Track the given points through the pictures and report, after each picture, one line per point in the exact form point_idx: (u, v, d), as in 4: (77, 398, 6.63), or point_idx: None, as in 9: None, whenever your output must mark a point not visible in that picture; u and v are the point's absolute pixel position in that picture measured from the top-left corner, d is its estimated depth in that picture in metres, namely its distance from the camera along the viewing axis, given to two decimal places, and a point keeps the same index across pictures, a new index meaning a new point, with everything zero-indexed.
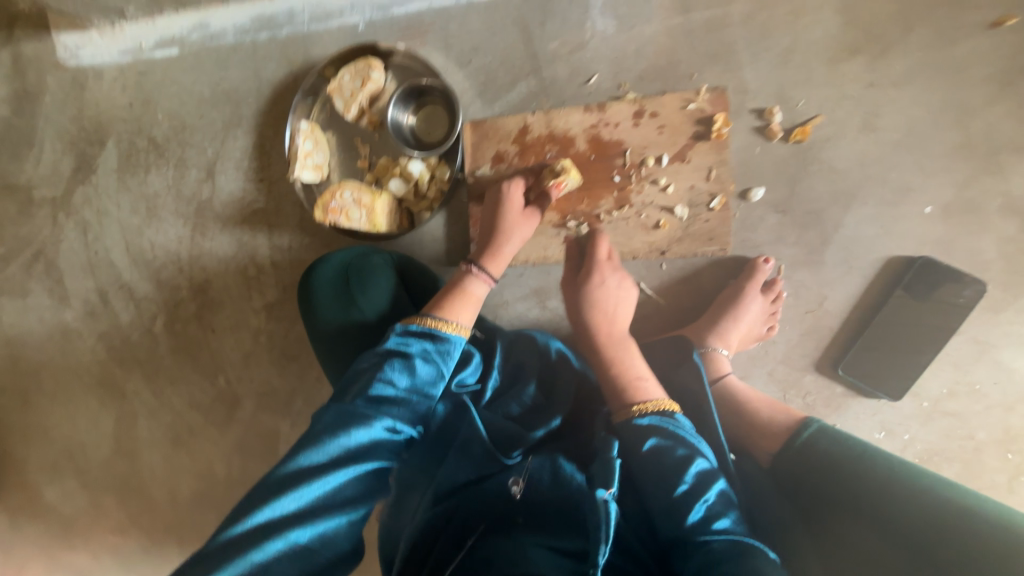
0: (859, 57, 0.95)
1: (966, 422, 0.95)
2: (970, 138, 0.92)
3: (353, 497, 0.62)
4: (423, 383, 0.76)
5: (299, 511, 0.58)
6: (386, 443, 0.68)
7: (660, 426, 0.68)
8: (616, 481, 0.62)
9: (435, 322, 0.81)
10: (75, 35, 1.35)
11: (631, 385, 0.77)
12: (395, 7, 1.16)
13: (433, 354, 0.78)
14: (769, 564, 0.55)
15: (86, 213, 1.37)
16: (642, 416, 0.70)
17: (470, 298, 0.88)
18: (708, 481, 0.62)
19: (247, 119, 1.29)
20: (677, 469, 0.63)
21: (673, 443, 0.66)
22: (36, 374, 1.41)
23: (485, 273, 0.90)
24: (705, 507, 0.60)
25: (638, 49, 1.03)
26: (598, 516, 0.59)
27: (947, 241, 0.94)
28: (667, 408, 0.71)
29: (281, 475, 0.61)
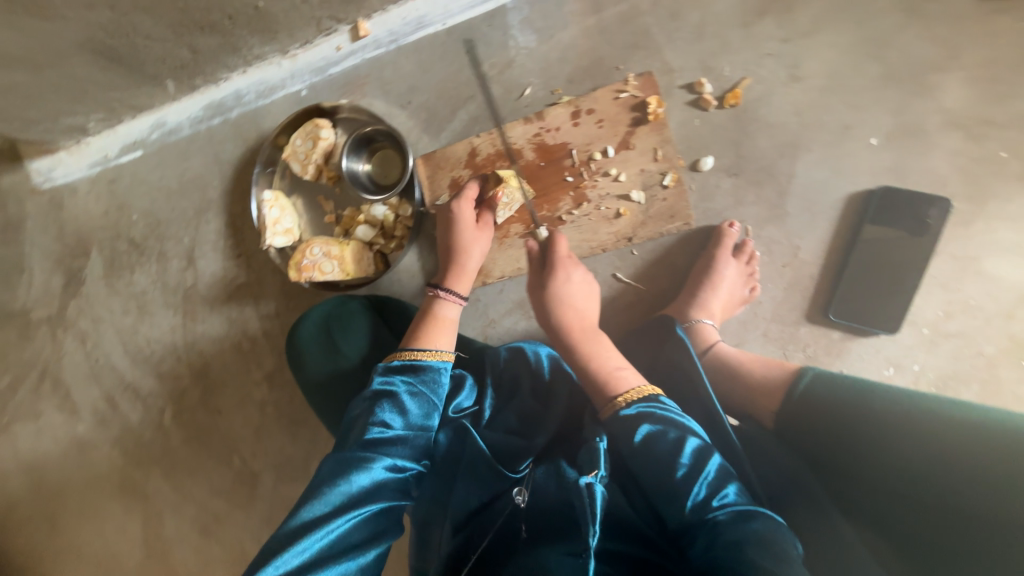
0: (768, 16, 0.98)
1: (971, 339, 0.94)
2: (894, 66, 0.95)
3: (362, 542, 0.61)
4: (418, 416, 0.76)
5: (306, 564, 0.57)
6: (389, 483, 0.67)
7: (648, 413, 0.70)
8: (602, 466, 0.66)
9: (414, 354, 0.82)
10: (45, 160, 1.43)
11: (610, 377, 0.79)
12: (331, 68, 1.22)
13: (421, 386, 0.78)
14: (774, 528, 0.56)
15: (82, 324, 1.41)
16: (628, 406, 0.72)
17: (445, 322, 0.90)
18: (706, 455, 0.63)
19: (216, 202, 1.34)
20: (672, 452, 0.64)
21: (663, 428, 0.67)
22: (58, 492, 1.41)
23: (453, 294, 0.93)
24: (706, 484, 0.61)
25: (562, 55, 1.07)
26: (586, 504, 0.61)
27: (900, 168, 0.95)
28: (650, 393, 0.73)
29: (286, 531, 0.60)
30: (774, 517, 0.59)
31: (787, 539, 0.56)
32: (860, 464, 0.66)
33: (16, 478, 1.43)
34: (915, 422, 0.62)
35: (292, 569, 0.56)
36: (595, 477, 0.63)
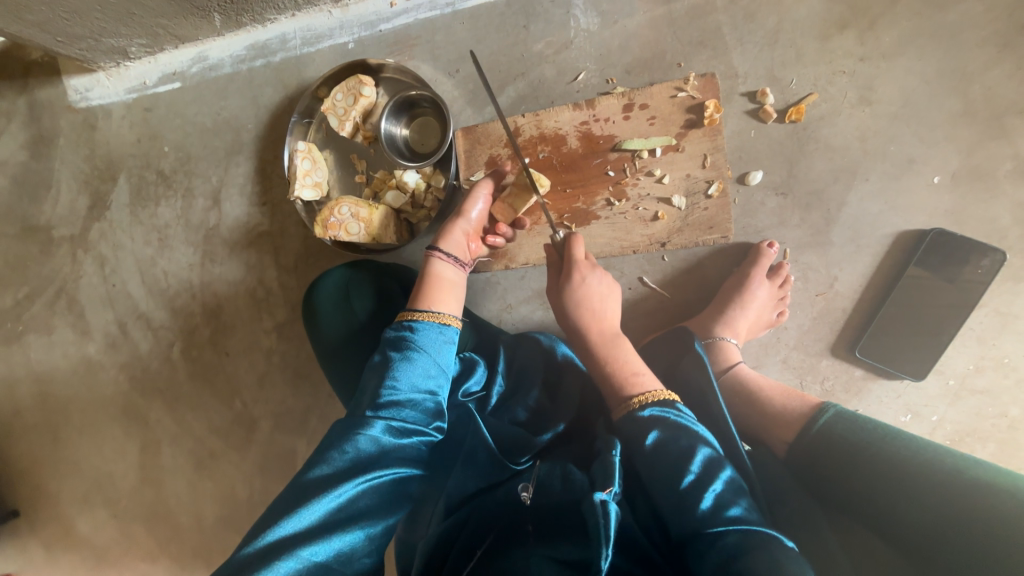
0: (848, 31, 0.93)
1: (997, 398, 0.92)
2: (974, 103, 0.90)
3: (371, 508, 0.60)
4: (428, 381, 0.73)
5: (314, 529, 0.56)
6: (398, 450, 0.66)
7: (662, 418, 0.68)
8: (614, 482, 0.64)
9: (410, 314, 0.80)
10: (84, 79, 1.42)
11: (625, 379, 0.77)
12: (382, 24, 1.19)
13: (431, 346, 0.76)
14: (784, 553, 0.53)
15: (103, 249, 1.42)
16: (642, 408, 0.70)
17: (446, 283, 0.87)
18: (715, 469, 0.62)
19: (248, 145, 1.32)
20: (680, 459, 0.62)
21: (675, 434, 0.65)
22: (64, 407, 1.45)
23: (444, 252, 0.88)
24: (714, 496, 0.59)
25: (623, 43, 1.03)
26: (598, 519, 0.60)
27: (958, 212, 0.91)
28: (666, 398, 0.71)
29: (296, 490, 0.59)
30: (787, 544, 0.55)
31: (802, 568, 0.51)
32: (867, 505, 0.65)
33: (25, 388, 1.46)
34: (939, 477, 0.60)
35: (299, 531, 0.56)
36: (608, 497, 0.61)
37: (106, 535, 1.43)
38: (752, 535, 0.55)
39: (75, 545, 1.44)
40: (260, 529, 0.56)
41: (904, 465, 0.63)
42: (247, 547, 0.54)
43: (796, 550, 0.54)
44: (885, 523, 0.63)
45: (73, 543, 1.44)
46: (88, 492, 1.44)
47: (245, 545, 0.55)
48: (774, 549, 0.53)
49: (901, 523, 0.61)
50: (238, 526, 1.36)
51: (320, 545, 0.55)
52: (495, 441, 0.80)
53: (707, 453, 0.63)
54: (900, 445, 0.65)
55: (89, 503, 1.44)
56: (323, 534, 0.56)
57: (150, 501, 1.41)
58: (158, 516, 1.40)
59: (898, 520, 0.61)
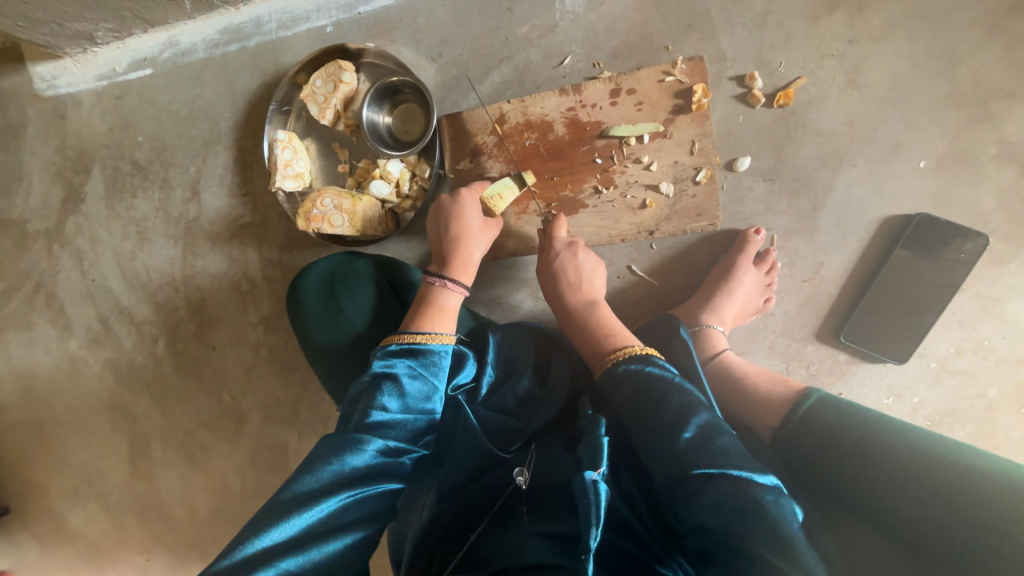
0: (837, 13, 0.91)
1: (976, 379, 0.93)
2: (961, 86, 0.89)
3: (354, 522, 0.61)
4: (416, 402, 0.74)
5: (295, 540, 0.56)
6: (382, 468, 0.66)
7: (636, 370, 0.69)
8: (604, 463, 0.64)
9: (413, 338, 0.79)
10: (50, 65, 1.35)
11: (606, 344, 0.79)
12: (361, 6, 1.14)
13: (423, 370, 0.77)
14: (763, 500, 0.53)
15: (79, 243, 1.38)
16: (617, 364, 0.72)
17: (445, 309, 0.87)
18: (688, 414, 0.60)
19: (226, 134, 1.28)
20: (672, 415, 0.61)
21: (646, 388, 0.65)
22: (48, 403, 1.43)
23: (458, 283, 0.89)
24: (688, 439, 0.58)
25: (609, 26, 1.00)
26: (591, 501, 0.60)
27: (943, 196, 0.91)
28: (642, 353, 0.72)
29: (277, 502, 0.59)
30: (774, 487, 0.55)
31: (780, 510, 0.53)
32: (855, 491, 0.65)
33: (6, 385, 1.44)
34: (923, 463, 0.61)
35: (279, 542, 0.56)
36: (600, 476, 0.61)
37: (98, 530, 1.42)
38: (727, 476, 0.55)
39: (67, 541, 1.43)
40: (239, 540, 0.56)
41: (890, 450, 0.63)
42: (224, 559, 0.54)
43: (773, 489, 0.55)
44: (872, 508, 0.64)
45: (65, 539, 1.44)
46: (78, 489, 1.43)
47: (224, 556, 0.55)
48: (755, 500, 0.53)
49: (886, 506, 0.63)
50: (232, 518, 1.36)
51: (299, 556, 0.55)
52: (484, 429, 0.81)
53: (700, 416, 0.61)
54: (882, 430, 0.66)
55: (80, 498, 1.43)
56: (303, 547, 0.56)
57: (141, 496, 1.40)
58: (150, 510, 1.40)
59: (885, 504, 0.63)
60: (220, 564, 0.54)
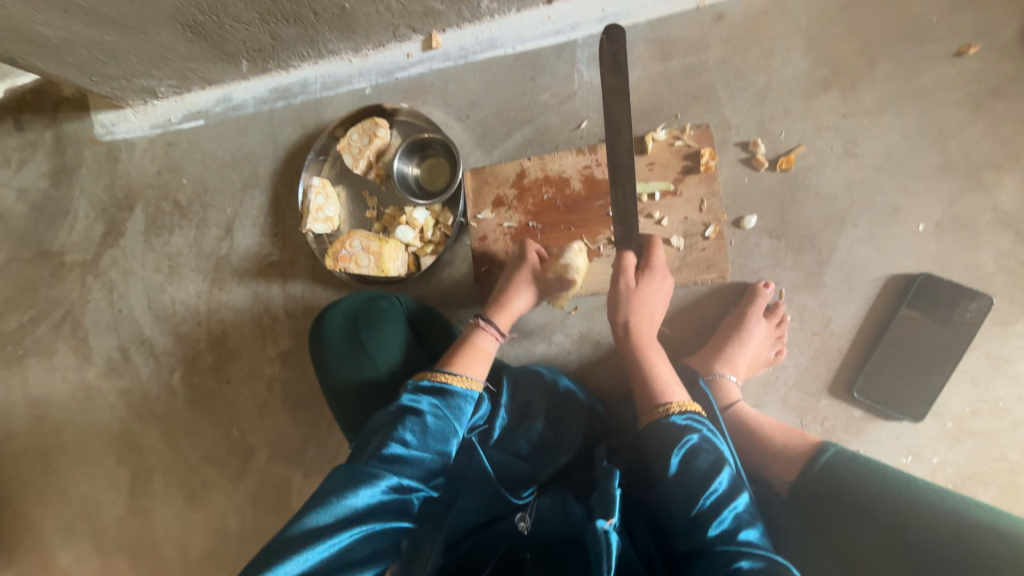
0: (831, 90, 1.01)
1: (995, 442, 0.92)
2: (951, 158, 0.96)
3: (362, 558, 0.61)
4: (436, 440, 0.74)
5: (308, 574, 0.57)
6: (392, 504, 0.66)
7: (695, 426, 0.69)
8: (616, 512, 0.63)
9: (445, 377, 0.81)
10: (111, 114, 1.49)
11: (657, 384, 0.77)
12: (398, 72, 1.27)
13: (445, 410, 0.77)
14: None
15: (113, 274, 1.45)
16: (677, 414, 0.70)
17: (479, 351, 0.89)
18: (735, 490, 0.63)
19: (264, 179, 1.38)
20: (706, 475, 0.63)
21: (705, 447, 0.66)
22: (57, 432, 1.43)
23: (492, 326, 0.93)
24: (733, 514, 0.61)
25: (623, 96, 1.10)
26: (602, 549, 0.60)
27: (944, 258, 0.95)
28: (693, 408, 0.72)
29: (291, 534, 0.60)
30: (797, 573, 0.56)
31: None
32: (865, 537, 0.65)
33: (20, 412, 1.45)
34: (942, 518, 0.61)
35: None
36: (611, 525, 0.61)
37: (87, 570, 1.38)
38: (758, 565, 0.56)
39: None
40: (255, 569, 0.56)
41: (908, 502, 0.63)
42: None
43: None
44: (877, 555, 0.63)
45: None
46: (73, 523, 1.40)
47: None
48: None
49: (891, 552, 0.62)
50: (226, 562, 1.31)
51: None
52: (495, 472, 0.81)
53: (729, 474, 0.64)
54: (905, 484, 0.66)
55: (72, 534, 1.40)
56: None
57: (136, 534, 1.37)
58: (143, 551, 1.36)
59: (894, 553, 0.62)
60: None
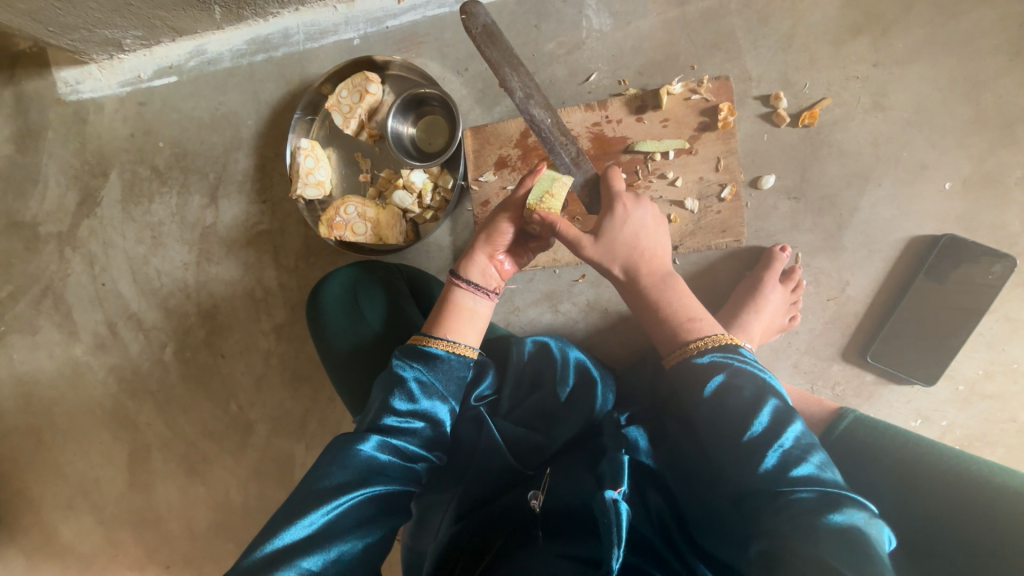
0: (861, 37, 0.93)
1: (1006, 404, 0.92)
2: (985, 110, 0.90)
3: (365, 521, 0.60)
4: (427, 406, 0.70)
5: (311, 538, 0.57)
6: (393, 468, 0.65)
7: (725, 364, 0.60)
8: (625, 481, 0.61)
9: (429, 340, 0.75)
10: (75, 71, 1.37)
11: (682, 326, 0.69)
12: (389, 20, 1.16)
13: (432, 377, 0.72)
14: (860, 517, 0.47)
15: (92, 246, 1.37)
16: (702, 354, 0.62)
17: (467, 314, 0.80)
18: (784, 421, 0.54)
19: (247, 141, 1.29)
20: (744, 411, 0.55)
21: (739, 383, 0.58)
22: (48, 409, 1.39)
23: (470, 283, 0.80)
24: (780, 452, 0.52)
25: (635, 45, 1.02)
26: (611, 519, 0.57)
27: (969, 218, 0.91)
28: (729, 342, 0.64)
29: (294, 502, 0.60)
30: (867, 506, 0.48)
31: (880, 536, 0.46)
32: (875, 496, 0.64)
33: (7, 390, 1.40)
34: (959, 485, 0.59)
35: (298, 540, 0.56)
36: (620, 494, 0.58)
37: (92, 544, 1.37)
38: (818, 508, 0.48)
39: (59, 554, 1.38)
40: (261, 539, 0.57)
41: (948, 476, 0.60)
42: (249, 556, 0.55)
43: (877, 513, 0.48)
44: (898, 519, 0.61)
45: (56, 552, 1.38)
46: (73, 499, 1.38)
47: (251, 551, 0.56)
48: (845, 517, 0.47)
49: (914, 518, 0.60)
50: (233, 533, 1.32)
51: (319, 555, 0.56)
52: (507, 443, 0.79)
53: (776, 405, 0.55)
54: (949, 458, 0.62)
55: (74, 509, 1.38)
56: (324, 545, 0.57)
57: (139, 508, 1.36)
58: (147, 524, 1.35)
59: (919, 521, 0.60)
60: (245, 561, 0.55)
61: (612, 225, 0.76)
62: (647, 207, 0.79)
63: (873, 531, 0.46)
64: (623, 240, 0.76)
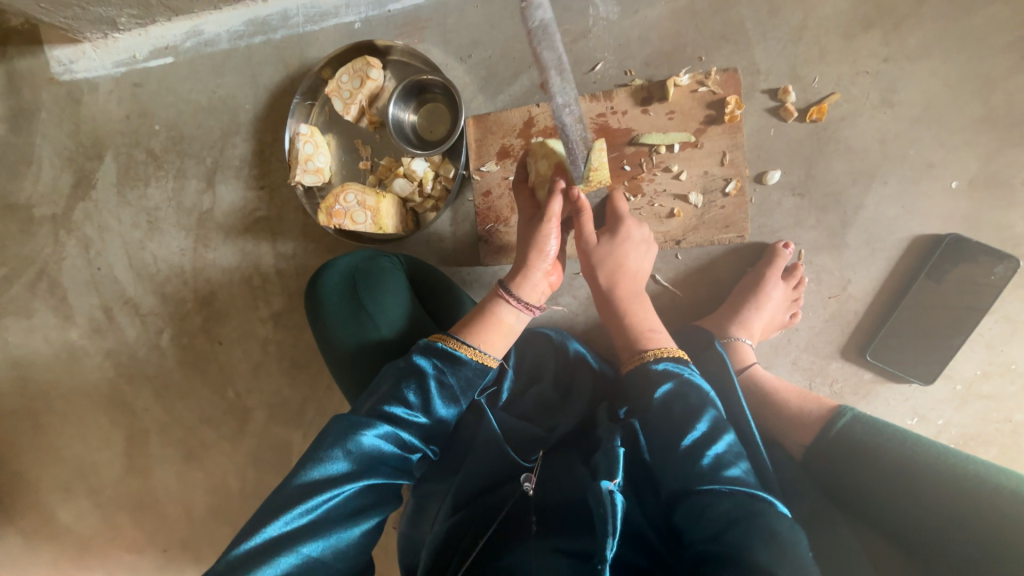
0: (872, 31, 0.92)
1: (1002, 404, 0.93)
2: (995, 109, 0.89)
3: (365, 508, 0.61)
4: (438, 403, 0.70)
5: (312, 524, 0.57)
6: (394, 457, 0.65)
7: (676, 373, 0.68)
8: (620, 473, 0.62)
9: (456, 343, 0.73)
10: (68, 49, 1.33)
11: (639, 335, 0.77)
12: (391, 4, 1.13)
13: (451, 376, 0.72)
14: (781, 523, 0.53)
15: (87, 230, 1.35)
16: (657, 360, 0.71)
17: (506, 328, 0.80)
18: (719, 429, 0.62)
19: (245, 126, 1.26)
20: (688, 416, 0.63)
21: (686, 391, 0.66)
22: (44, 393, 1.39)
23: (517, 299, 0.81)
24: (715, 455, 0.59)
25: (642, 34, 1.00)
26: (607, 512, 0.57)
27: (974, 218, 0.91)
28: (679, 356, 0.72)
29: (294, 486, 0.59)
30: (780, 509, 0.55)
31: (796, 538, 0.53)
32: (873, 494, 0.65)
33: (4, 372, 1.40)
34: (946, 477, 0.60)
35: (299, 527, 0.56)
36: (617, 486, 0.59)
37: (89, 526, 1.38)
38: (739, 502, 0.55)
39: (56, 537, 1.39)
40: (260, 521, 0.56)
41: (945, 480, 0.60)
42: (248, 539, 0.55)
43: (792, 516, 0.55)
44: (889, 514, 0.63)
45: (54, 534, 1.39)
46: (70, 483, 1.39)
47: (250, 535, 0.55)
48: (763, 524, 0.53)
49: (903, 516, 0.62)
50: (230, 518, 1.32)
51: (321, 541, 0.56)
52: (505, 435, 0.78)
53: (714, 415, 0.63)
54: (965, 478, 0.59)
55: (71, 493, 1.39)
56: (324, 532, 0.57)
57: (136, 493, 1.36)
58: (145, 508, 1.36)
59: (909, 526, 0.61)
60: (243, 545, 0.54)
61: (609, 245, 0.84)
62: (638, 232, 0.86)
63: (789, 532, 0.53)
64: (612, 258, 0.83)
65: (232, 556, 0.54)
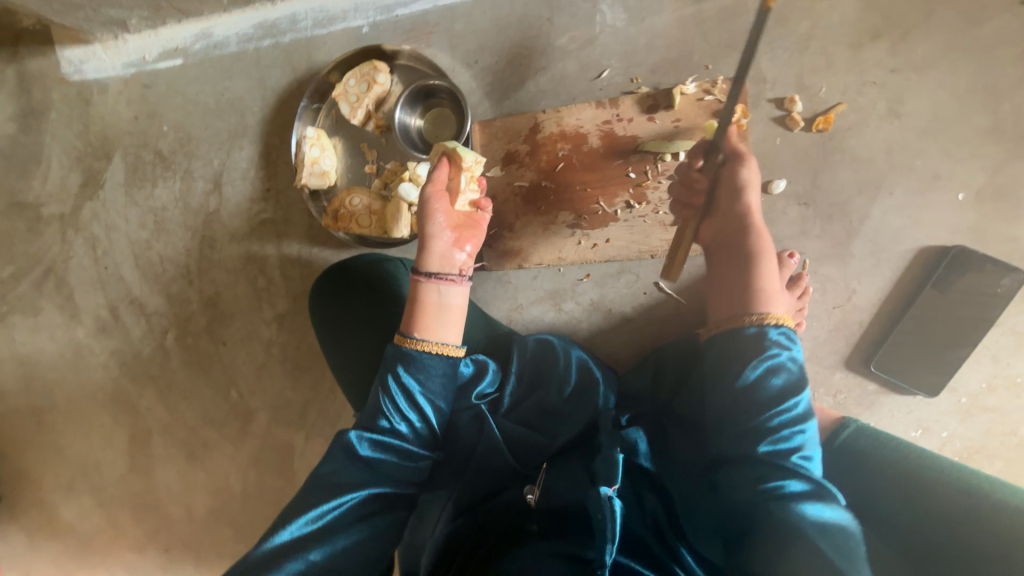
0: (880, 41, 0.92)
1: (1007, 417, 0.92)
2: (1003, 120, 0.89)
3: (367, 514, 0.62)
4: (418, 406, 0.70)
5: (317, 532, 0.59)
6: (389, 465, 0.66)
7: (780, 345, 0.62)
8: (620, 480, 0.61)
9: (415, 344, 0.72)
10: (79, 50, 1.35)
11: (747, 298, 0.71)
12: (399, 9, 1.14)
13: (421, 376, 0.70)
14: (840, 510, 0.53)
15: (94, 229, 1.36)
16: (769, 327, 0.64)
17: (434, 307, 0.77)
18: (805, 414, 0.60)
19: (253, 128, 1.27)
20: (778, 396, 0.60)
21: (785, 368, 0.61)
22: (49, 390, 1.40)
23: (439, 274, 0.78)
24: (792, 436, 0.58)
25: (649, 42, 1.00)
26: (604, 514, 0.59)
27: (981, 229, 0.91)
28: (783, 325, 0.66)
29: (301, 498, 0.61)
30: (835, 499, 0.54)
31: (844, 525, 0.52)
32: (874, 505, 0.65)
33: (10, 369, 1.41)
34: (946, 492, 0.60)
35: (304, 535, 0.58)
36: (614, 491, 0.60)
37: (91, 524, 1.39)
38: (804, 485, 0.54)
39: (58, 534, 1.40)
40: (270, 530, 0.59)
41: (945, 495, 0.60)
42: (259, 548, 0.57)
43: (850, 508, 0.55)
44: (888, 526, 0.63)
45: (56, 532, 1.40)
46: (73, 480, 1.40)
47: (261, 543, 0.58)
48: (810, 505, 0.53)
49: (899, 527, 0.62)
50: (231, 519, 1.33)
51: (324, 547, 0.58)
52: (508, 445, 0.78)
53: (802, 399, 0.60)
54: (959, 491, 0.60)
55: (74, 491, 1.39)
56: (328, 539, 0.58)
57: (138, 492, 1.37)
58: (147, 507, 1.36)
59: (902, 535, 0.61)
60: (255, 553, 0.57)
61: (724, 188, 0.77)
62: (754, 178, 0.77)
63: (840, 521, 0.52)
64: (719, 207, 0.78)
65: (245, 565, 0.57)
